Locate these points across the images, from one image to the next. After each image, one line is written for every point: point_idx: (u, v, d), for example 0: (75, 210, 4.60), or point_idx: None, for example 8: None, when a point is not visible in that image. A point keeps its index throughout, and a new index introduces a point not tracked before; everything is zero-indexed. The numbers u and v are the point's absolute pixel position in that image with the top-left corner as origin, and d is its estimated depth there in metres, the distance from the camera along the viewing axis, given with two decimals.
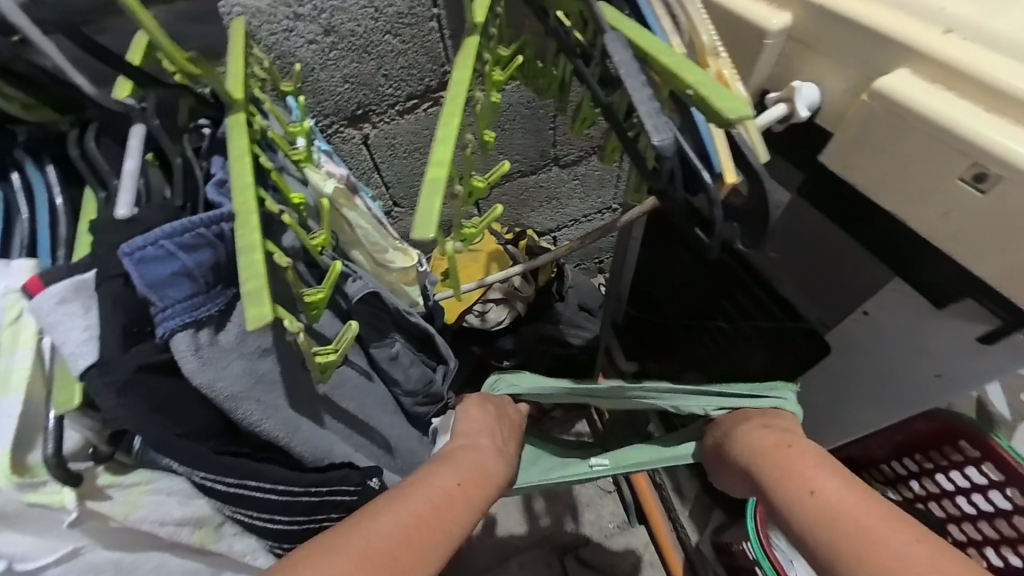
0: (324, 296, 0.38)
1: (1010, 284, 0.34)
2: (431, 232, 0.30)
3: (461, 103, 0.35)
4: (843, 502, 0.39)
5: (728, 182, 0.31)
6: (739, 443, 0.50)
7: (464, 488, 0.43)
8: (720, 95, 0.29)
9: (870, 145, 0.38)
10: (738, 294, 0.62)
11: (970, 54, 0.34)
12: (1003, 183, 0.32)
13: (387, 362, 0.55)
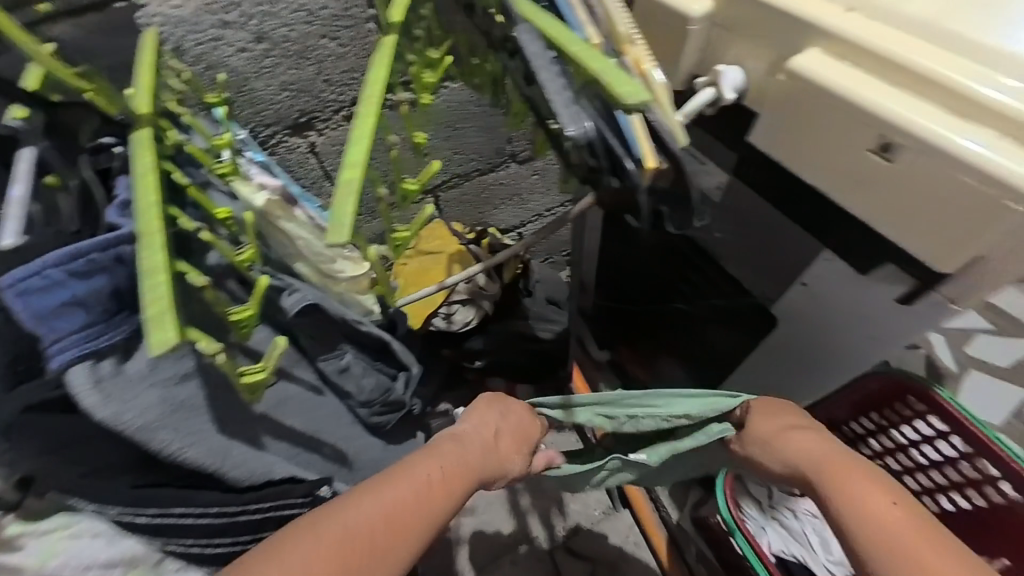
0: (253, 314, 0.36)
1: (926, 247, 0.35)
2: (344, 236, 0.29)
3: (377, 104, 0.34)
4: (903, 530, 0.38)
5: (649, 166, 0.31)
6: (791, 435, 0.47)
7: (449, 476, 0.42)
8: (619, 80, 0.29)
9: (793, 122, 0.39)
10: (691, 275, 0.64)
11: (871, 30, 0.35)
12: (906, 151, 0.33)
13: (338, 374, 0.54)
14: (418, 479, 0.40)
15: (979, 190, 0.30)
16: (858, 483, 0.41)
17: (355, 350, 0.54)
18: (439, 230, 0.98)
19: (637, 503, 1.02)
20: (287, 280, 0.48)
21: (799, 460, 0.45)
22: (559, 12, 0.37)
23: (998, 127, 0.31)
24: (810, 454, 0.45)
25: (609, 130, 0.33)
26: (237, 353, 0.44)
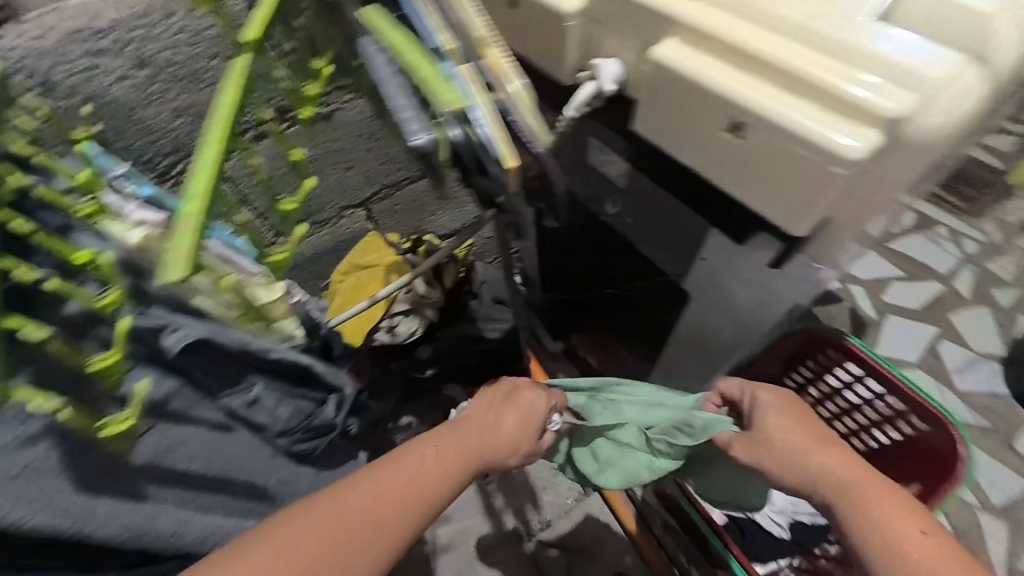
0: (117, 357, 0.34)
1: (786, 217, 0.37)
2: (178, 272, 0.29)
3: (227, 125, 0.34)
4: (922, 547, 0.44)
5: (510, 167, 0.32)
6: (821, 449, 0.53)
7: (443, 458, 0.47)
8: (438, 89, 0.33)
9: (663, 108, 0.41)
10: (616, 259, 0.68)
11: (717, 16, 0.37)
12: (753, 127, 0.34)
13: (246, 407, 0.54)
14: (414, 470, 0.45)
15: (810, 166, 0.33)
16: (886, 503, 0.47)
17: (264, 382, 0.54)
18: (373, 242, 0.96)
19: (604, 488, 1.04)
20: (166, 316, 0.46)
21: (809, 468, 0.52)
22: (412, 24, 0.37)
23: (824, 103, 0.32)
24: (818, 454, 0.52)
25: (469, 136, 0.33)
26: (104, 406, 0.40)
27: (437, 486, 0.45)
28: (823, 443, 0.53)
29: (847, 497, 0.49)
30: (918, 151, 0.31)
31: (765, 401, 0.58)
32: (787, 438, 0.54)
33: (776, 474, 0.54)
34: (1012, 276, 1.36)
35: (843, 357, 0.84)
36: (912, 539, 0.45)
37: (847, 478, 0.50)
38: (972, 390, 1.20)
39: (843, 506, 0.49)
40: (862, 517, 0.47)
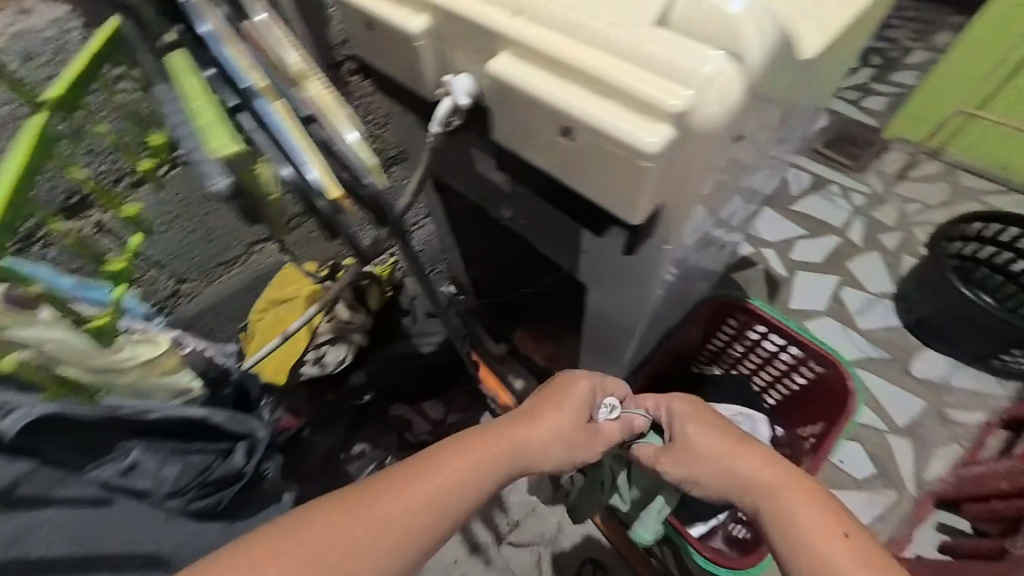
0: None
1: (622, 209, 0.40)
2: None
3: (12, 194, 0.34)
4: (842, 553, 0.43)
5: (334, 198, 0.36)
6: (743, 454, 0.54)
7: (475, 471, 0.47)
8: (212, 135, 0.34)
9: (511, 117, 0.43)
10: (525, 258, 0.72)
11: (533, 30, 0.39)
12: (577, 130, 0.37)
13: (123, 476, 0.50)
14: (456, 480, 0.46)
15: (625, 163, 0.36)
16: (803, 501, 0.47)
17: (143, 445, 0.52)
18: (290, 275, 0.93)
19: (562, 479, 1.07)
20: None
21: (722, 468, 0.53)
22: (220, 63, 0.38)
23: (626, 105, 0.34)
24: (732, 455, 0.54)
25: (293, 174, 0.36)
26: None
27: (476, 495, 0.47)
28: (736, 444, 0.55)
29: (767, 498, 0.50)
30: (705, 139, 0.33)
31: (680, 409, 0.62)
32: (704, 444, 0.56)
33: (700, 481, 0.56)
34: (896, 221, 1.48)
35: (748, 318, 0.96)
36: (829, 539, 0.44)
37: (762, 478, 0.51)
38: (871, 328, 1.31)
39: (766, 509, 0.49)
40: (781, 519, 0.48)
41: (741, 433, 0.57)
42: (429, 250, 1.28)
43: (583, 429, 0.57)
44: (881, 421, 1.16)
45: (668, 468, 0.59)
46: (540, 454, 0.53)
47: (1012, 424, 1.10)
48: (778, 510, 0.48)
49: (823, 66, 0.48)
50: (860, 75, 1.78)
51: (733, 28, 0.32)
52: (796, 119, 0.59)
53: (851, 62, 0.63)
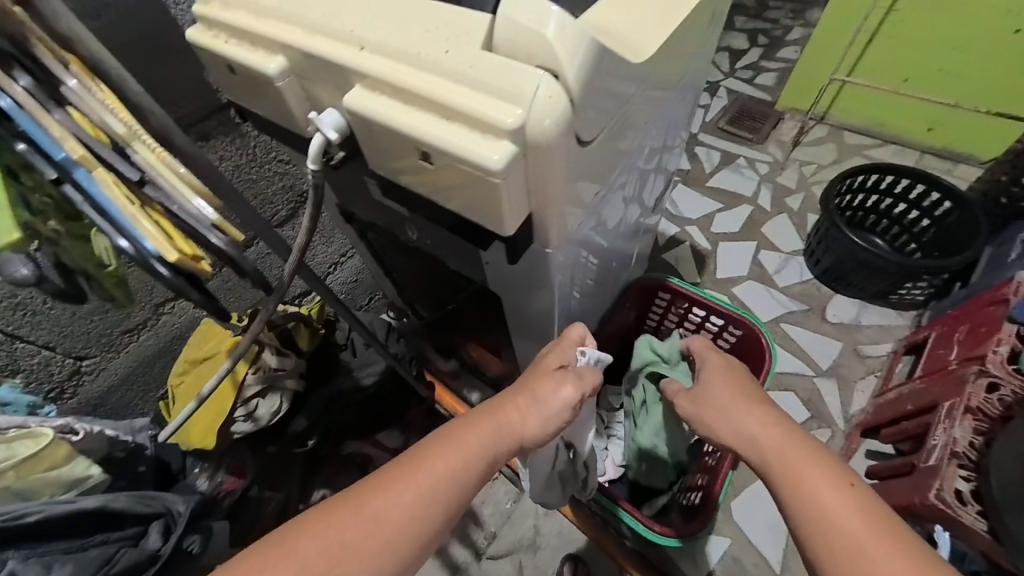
0: None
1: (494, 223, 0.42)
2: None
3: None
4: (849, 514, 0.41)
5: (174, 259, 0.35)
6: (748, 411, 0.52)
7: (469, 458, 0.48)
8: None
9: (379, 146, 0.44)
10: (444, 274, 0.72)
11: (377, 62, 0.40)
12: (434, 155, 0.39)
13: None
14: (446, 471, 0.47)
15: (481, 183, 0.38)
16: (809, 460, 0.45)
17: (18, 554, 0.55)
18: (209, 331, 0.87)
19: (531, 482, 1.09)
20: None
21: (728, 421, 0.52)
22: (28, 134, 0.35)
23: (471, 126, 0.36)
24: (741, 408, 0.53)
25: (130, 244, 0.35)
26: None
27: (467, 482, 0.48)
28: (746, 400, 0.53)
29: (775, 454, 0.47)
30: (544, 149, 0.36)
31: (709, 360, 0.62)
32: (717, 395, 0.55)
33: (708, 426, 0.55)
34: (797, 183, 1.60)
35: (672, 297, 1.03)
36: (836, 495, 0.42)
37: (771, 434, 0.49)
38: (789, 284, 1.42)
39: (773, 464, 0.47)
40: (786, 475, 0.45)
41: (748, 391, 0.55)
42: (363, 280, 1.26)
43: (572, 398, 0.58)
44: (807, 367, 1.28)
45: (684, 411, 0.59)
46: (529, 430, 0.55)
47: (914, 349, 1.23)
48: (784, 468, 0.46)
49: (665, 59, 0.52)
50: (748, 56, 1.94)
51: (551, 49, 0.34)
52: (663, 107, 0.64)
53: (705, 50, 0.69)
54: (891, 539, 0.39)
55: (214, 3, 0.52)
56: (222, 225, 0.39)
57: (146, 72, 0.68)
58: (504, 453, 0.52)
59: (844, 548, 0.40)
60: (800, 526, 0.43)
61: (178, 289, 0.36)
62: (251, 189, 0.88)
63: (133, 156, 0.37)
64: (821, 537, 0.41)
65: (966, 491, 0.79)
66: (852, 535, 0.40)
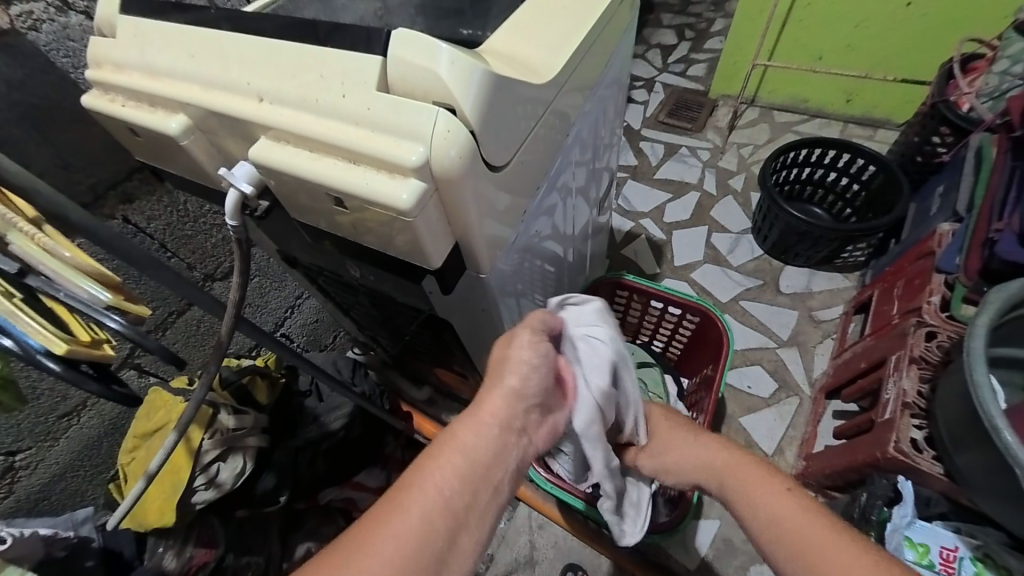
0: None
1: (425, 261, 0.43)
2: None
3: None
4: (792, 511, 0.48)
5: (59, 351, 0.33)
6: (699, 444, 0.62)
7: (445, 471, 0.43)
8: None
9: (297, 195, 0.44)
10: (395, 307, 0.71)
11: (276, 114, 0.40)
12: (347, 199, 0.39)
13: None
14: (425, 489, 0.42)
15: (397, 222, 0.38)
16: (749, 474, 0.54)
17: None
18: (156, 400, 0.82)
19: (522, 495, 1.09)
20: None
21: (688, 453, 0.62)
22: None
23: (377, 167, 0.36)
24: (698, 442, 0.63)
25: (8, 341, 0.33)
26: None
27: (451, 494, 0.42)
28: (695, 437, 0.64)
29: (727, 472, 0.56)
30: (452, 181, 0.36)
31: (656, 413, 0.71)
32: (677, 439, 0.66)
33: (672, 469, 0.64)
34: (738, 165, 1.67)
35: (630, 292, 1.06)
36: (778, 497, 0.50)
37: (720, 455, 0.59)
38: (743, 262, 1.48)
39: (728, 480, 0.55)
40: (734, 486, 0.54)
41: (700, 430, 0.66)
42: (324, 320, 1.23)
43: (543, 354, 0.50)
44: (769, 339, 1.33)
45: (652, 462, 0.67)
46: (510, 411, 0.47)
47: (862, 308, 1.30)
48: (735, 483, 0.54)
49: (576, 69, 0.53)
50: (678, 50, 2.03)
51: (444, 86, 0.35)
52: (585, 114, 0.65)
53: (620, 53, 0.71)
54: (831, 528, 0.45)
55: (107, 67, 0.50)
56: (117, 304, 0.37)
57: (44, 142, 0.64)
58: (489, 446, 0.45)
59: (794, 538, 0.46)
60: (756, 527, 0.50)
61: (70, 381, 0.34)
62: (186, 246, 0.84)
63: (9, 246, 0.34)
64: (774, 535, 0.48)
65: (920, 439, 0.84)
66: (794, 521, 0.47)
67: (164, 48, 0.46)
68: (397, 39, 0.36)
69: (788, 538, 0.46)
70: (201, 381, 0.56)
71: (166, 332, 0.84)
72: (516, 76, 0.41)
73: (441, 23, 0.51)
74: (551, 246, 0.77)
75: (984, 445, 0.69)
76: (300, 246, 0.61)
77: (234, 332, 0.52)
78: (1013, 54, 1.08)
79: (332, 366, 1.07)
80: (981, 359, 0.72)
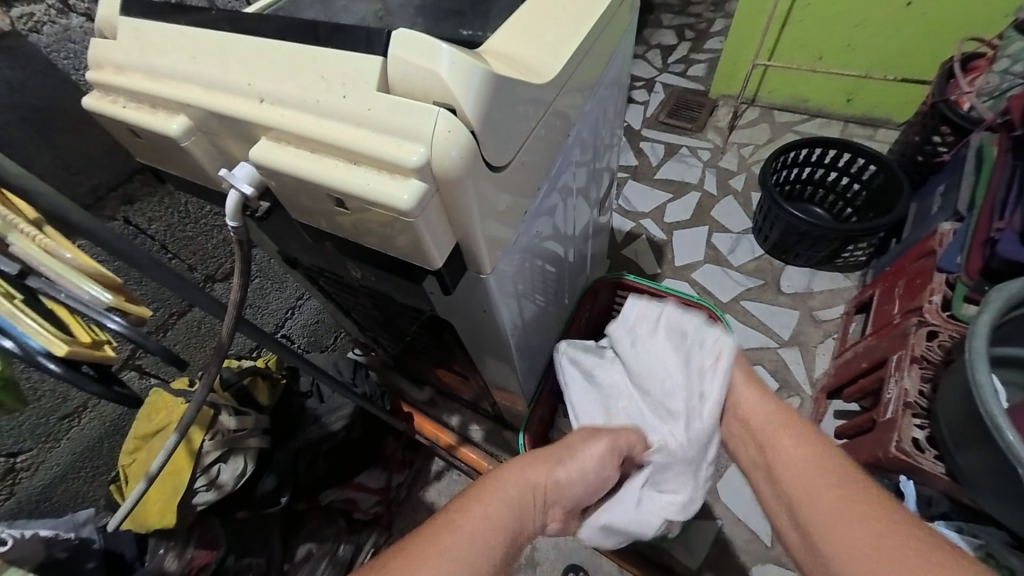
0: None
1: (425, 261, 0.43)
2: None
3: None
4: (883, 521, 0.45)
5: (61, 353, 0.33)
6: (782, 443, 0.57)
7: (490, 510, 0.47)
8: None
9: (298, 196, 0.44)
10: (396, 308, 0.71)
11: (276, 115, 0.40)
12: (347, 200, 0.39)
13: None
14: (468, 522, 0.45)
15: (397, 222, 0.38)
16: (838, 480, 0.50)
17: None
18: (158, 402, 0.82)
19: None
20: None
21: (778, 452, 0.56)
22: None
23: (378, 168, 0.36)
24: (786, 439, 0.57)
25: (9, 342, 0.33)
26: None
27: (491, 535, 0.45)
28: (780, 431, 0.58)
29: (821, 475, 0.51)
30: (452, 182, 0.36)
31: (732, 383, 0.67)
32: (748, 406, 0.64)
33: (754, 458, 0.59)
34: (739, 165, 1.67)
35: (630, 292, 1.06)
36: (870, 506, 0.46)
37: (809, 460, 0.53)
38: (743, 262, 1.47)
39: (819, 482, 0.51)
40: (821, 488, 0.50)
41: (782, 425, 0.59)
42: (325, 321, 1.23)
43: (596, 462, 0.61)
44: (770, 339, 1.33)
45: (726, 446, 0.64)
46: (553, 488, 0.54)
47: (863, 308, 1.29)
48: (824, 486, 0.50)
49: (576, 69, 0.53)
50: (678, 50, 2.03)
51: (445, 86, 0.35)
52: (585, 115, 0.65)
53: (620, 54, 0.71)
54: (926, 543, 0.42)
55: (108, 68, 0.50)
56: (118, 305, 0.37)
57: (45, 144, 0.64)
58: (532, 508, 0.51)
59: (892, 550, 0.42)
60: (840, 534, 0.46)
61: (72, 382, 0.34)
62: (187, 247, 0.84)
63: (10, 248, 0.34)
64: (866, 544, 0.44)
65: (922, 438, 0.83)
66: (892, 531, 0.44)
67: (165, 49, 0.46)
68: (397, 40, 0.36)
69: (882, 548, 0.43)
70: (202, 382, 0.56)
71: (168, 333, 0.84)
72: (517, 77, 0.41)
73: (441, 25, 0.51)
74: (552, 246, 0.77)
75: (985, 445, 0.69)
76: (300, 247, 0.61)
77: (235, 333, 0.53)
78: (1013, 54, 1.08)
79: (333, 367, 1.07)
80: (983, 358, 0.72)
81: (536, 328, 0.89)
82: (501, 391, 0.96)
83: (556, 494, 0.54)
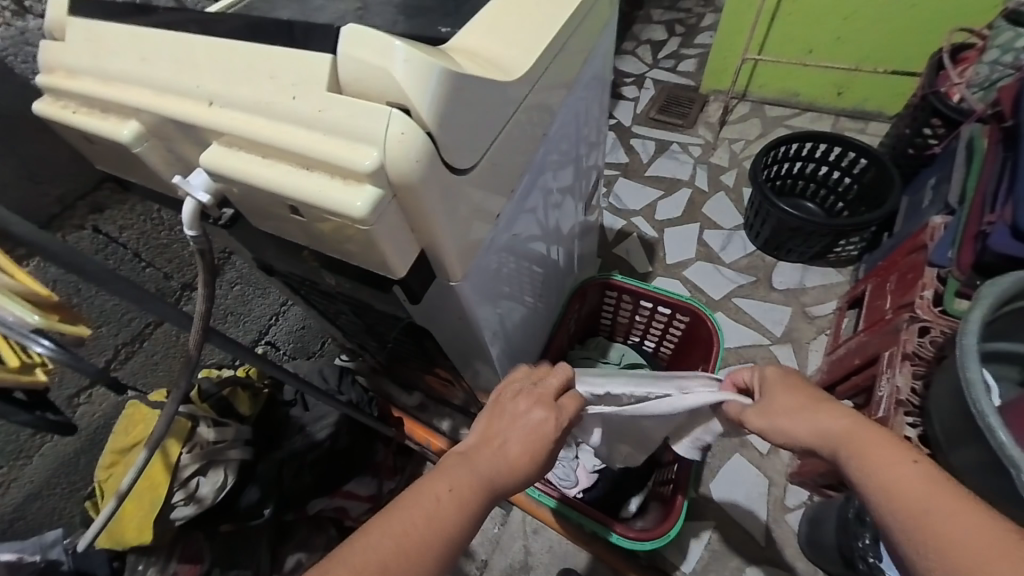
0: None
1: (392, 270, 0.41)
2: None
3: None
4: (932, 491, 0.37)
5: None
6: (812, 423, 0.48)
7: (457, 492, 0.44)
8: None
9: (259, 205, 0.42)
10: (376, 315, 0.69)
11: (228, 122, 0.37)
12: (303, 209, 0.37)
13: None
14: (435, 497, 0.43)
15: (355, 230, 0.36)
16: (885, 454, 0.41)
17: None
18: (135, 415, 0.80)
19: (515, 499, 1.05)
20: None
21: (816, 427, 0.47)
22: None
23: (333, 174, 0.34)
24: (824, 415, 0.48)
25: None
26: None
27: (462, 508, 0.43)
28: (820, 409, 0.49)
29: (868, 449, 0.42)
30: (412, 187, 0.35)
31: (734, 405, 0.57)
32: (778, 402, 0.52)
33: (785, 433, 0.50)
34: (730, 161, 1.66)
35: (619, 292, 1.05)
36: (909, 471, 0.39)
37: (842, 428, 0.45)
38: (735, 259, 1.46)
39: (862, 458, 0.42)
40: (878, 470, 0.40)
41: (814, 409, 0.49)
42: (312, 327, 1.21)
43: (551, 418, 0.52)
44: (763, 336, 1.32)
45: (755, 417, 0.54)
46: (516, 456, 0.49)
47: (855, 303, 1.28)
48: (877, 466, 0.41)
49: (551, 63, 0.51)
50: (669, 45, 2.01)
51: (399, 85, 0.33)
52: (564, 112, 0.63)
53: (601, 49, 0.69)
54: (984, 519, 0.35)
55: (60, 72, 0.48)
56: (49, 325, 0.35)
57: (7, 155, 0.61)
58: (500, 479, 0.47)
59: (940, 517, 0.36)
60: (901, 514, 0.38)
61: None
62: (162, 254, 0.82)
63: None
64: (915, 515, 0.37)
65: (914, 437, 0.82)
66: (934, 500, 0.37)
67: (117, 52, 0.44)
68: (348, 37, 0.34)
69: (937, 527, 0.35)
70: (175, 395, 0.53)
71: (144, 343, 0.82)
72: (480, 76, 0.39)
73: (413, 22, 0.49)
74: (537, 246, 0.76)
75: (975, 443, 0.68)
76: (273, 255, 0.59)
77: (204, 345, 0.50)
78: (1003, 43, 1.07)
79: (318, 374, 1.05)
80: (975, 355, 0.71)
81: (525, 330, 0.88)
82: (489, 395, 0.95)
83: (513, 452, 0.48)
